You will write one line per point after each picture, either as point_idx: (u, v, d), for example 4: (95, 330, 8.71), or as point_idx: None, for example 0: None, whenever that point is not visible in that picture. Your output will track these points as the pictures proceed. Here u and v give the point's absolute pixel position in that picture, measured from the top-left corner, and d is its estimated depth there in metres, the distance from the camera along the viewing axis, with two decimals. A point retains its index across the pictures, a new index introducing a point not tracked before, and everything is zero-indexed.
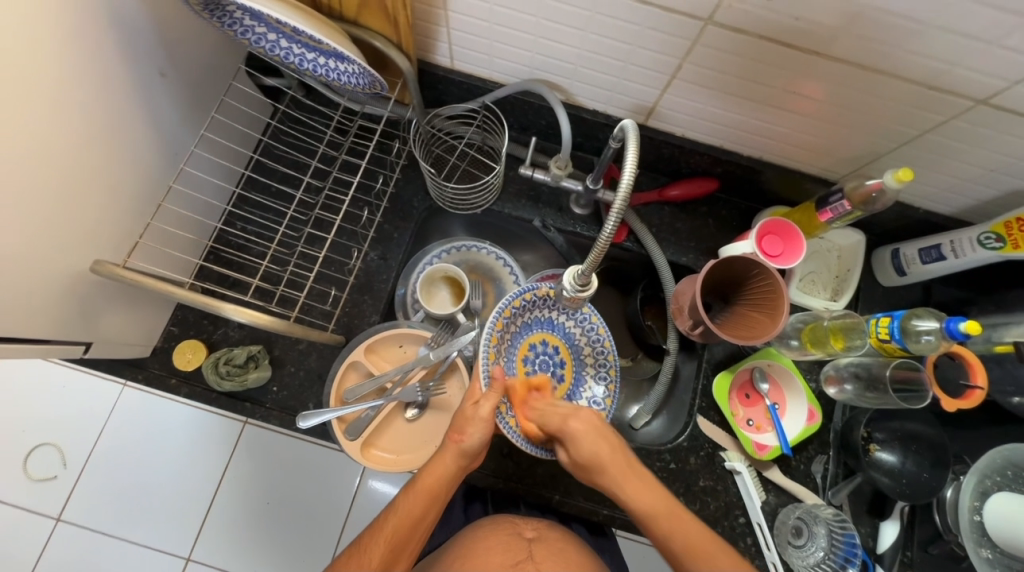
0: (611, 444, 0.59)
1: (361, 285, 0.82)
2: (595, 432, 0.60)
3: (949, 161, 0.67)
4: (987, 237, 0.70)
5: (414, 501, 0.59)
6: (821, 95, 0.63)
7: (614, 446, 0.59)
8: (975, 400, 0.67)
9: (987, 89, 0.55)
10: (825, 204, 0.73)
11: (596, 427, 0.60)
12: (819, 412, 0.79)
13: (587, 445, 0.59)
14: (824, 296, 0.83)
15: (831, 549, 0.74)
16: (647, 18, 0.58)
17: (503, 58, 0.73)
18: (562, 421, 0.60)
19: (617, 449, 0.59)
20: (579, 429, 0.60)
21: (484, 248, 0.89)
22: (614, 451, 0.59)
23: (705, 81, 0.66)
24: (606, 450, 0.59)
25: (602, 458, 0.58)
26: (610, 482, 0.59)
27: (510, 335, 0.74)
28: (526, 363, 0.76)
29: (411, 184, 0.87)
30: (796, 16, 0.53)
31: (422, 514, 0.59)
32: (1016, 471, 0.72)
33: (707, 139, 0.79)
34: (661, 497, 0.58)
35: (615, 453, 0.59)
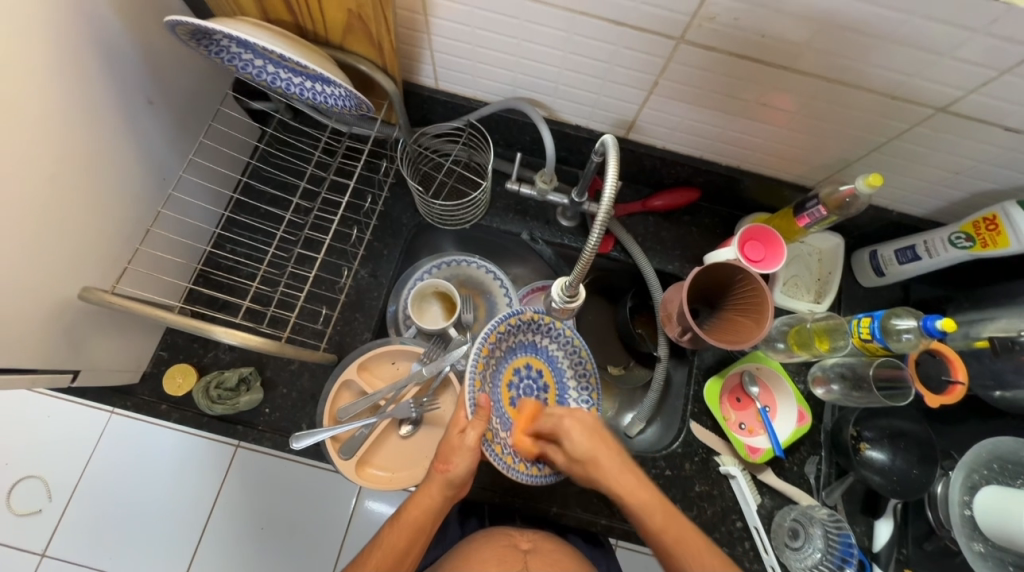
0: (605, 441, 0.60)
1: (352, 303, 0.82)
2: (586, 429, 0.60)
3: (916, 166, 0.70)
4: (958, 237, 0.72)
5: (400, 534, 0.60)
6: (792, 106, 0.65)
7: (606, 446, 0.60)
8: (957, 394, 0.69)
9: (946, 97, 0.58)
10: (802, 210, 0.76)
11: (589, 426, 0.60)
12: (809, 413, 0.81)
13: (581, 444, 0.59)
14: (808, 298, 0.85)
15: (827, 551, 0.73)
16: (622, 38, 0.61)
17: (485, 77, 0.75)
18: (557, 423, 0.61)
19: (607, 446, 0.60)
20: (570, 431, 0.60)
21: (473, 262, 0.90)
22: (607, 448, 0.60)
23: (682, 95, 0.69)
24: (597, 449, 0.60)
25: (593, 458, 0.59)
26: (599, 478, 0.59)
27: (496, 358, 0.71)
28: (510, 388, 0.73)
29: (399, 202, 0.88)
30: (763, 33, 0.56)
31: (406, 547, 0.60)
32: (1002, 464, 0.74)
33: (687, 150, 0.81)
34: (645, 489, 0.58)
35: (609, 452, 0.60)
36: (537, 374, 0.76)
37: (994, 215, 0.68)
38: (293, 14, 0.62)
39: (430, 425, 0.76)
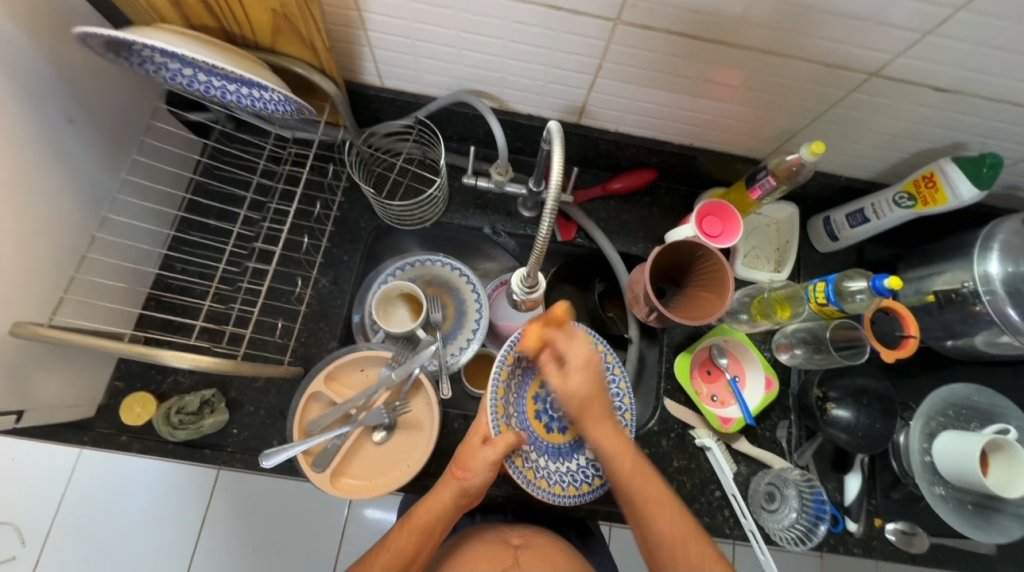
0: (605, 387, 0.57)
1: (315, 312, 0.81)
2: (595, 366, 0.55)
3: (856, 131, 0.72)
4: (902, 197, 0.75)
5: (410, 538, 0.63)
6: (734, 80, 0.66)
7: (602, 389, 0.56)
8: (911, 348, 0.70)
9: (876, 62, 0.59)
10: (754, 181, 0.77)
11: (596, 367, 0.55)
12: (776, 379, 0.82)
13: (587, 384, 0.55)
14: (769, 268, 0.87)
15: (802, 510, 0.77)
16: (560, 22, 0.60)
17: (429, 71, 0.73)
18: (572, 353, 0.54)
19: (605, 395, 0.57)
20: (583, 363, 0.54)
21: (438, 260, 0.88)
22: (605, 396, 0.57)
23: (627, 77, 0.69)
24: (597, 393, 0.56)
25: (593, 403, 0.56)
26: (591, 427, 0.58)
27: (523, 370, 0.69)
28: (537, 402, 0.71)
29: (356, 205, 0.86)
30: (696, 10, 0.56)
31: (413, 551, 0.63)
32: (956, 410, 0.79)
33: (639, 131, 0.82)
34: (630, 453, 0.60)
35: (604, 398, 0.57)
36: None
37: (931, 173, 0.71)
38: (218, 18, 0.60)
39: (405, 430, 0.74)
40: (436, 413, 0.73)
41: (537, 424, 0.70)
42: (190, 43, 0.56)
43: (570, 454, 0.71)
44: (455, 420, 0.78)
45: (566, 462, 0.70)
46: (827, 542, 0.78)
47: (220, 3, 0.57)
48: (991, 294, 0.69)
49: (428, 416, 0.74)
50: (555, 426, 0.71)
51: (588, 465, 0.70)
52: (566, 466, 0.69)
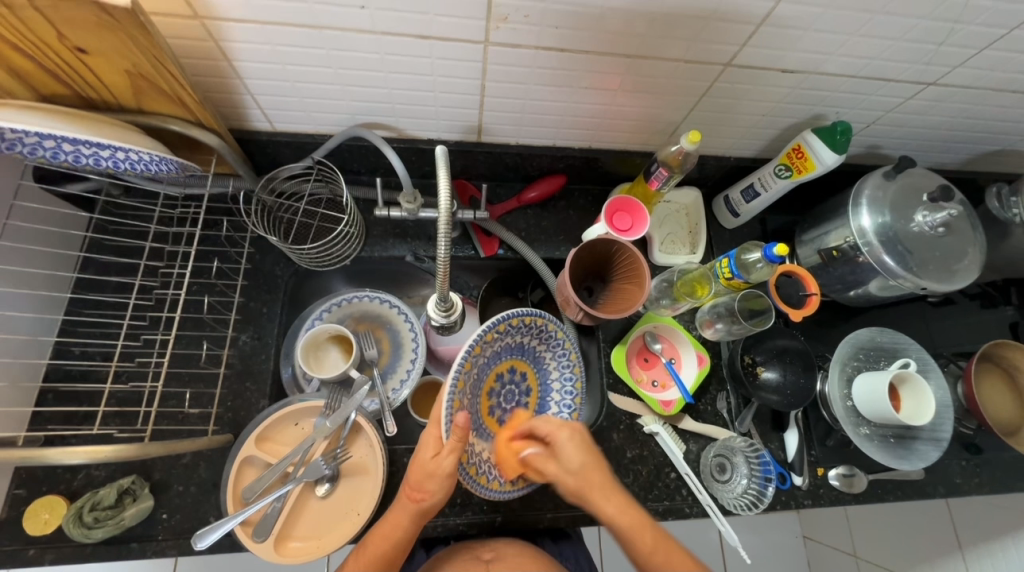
0: (598, 456, 0.60)
1: (239, 372, 0.77)
2: (580, 441, 0.60)
3: (730, 116, 0.77)
4: (780, 169, 0.81)
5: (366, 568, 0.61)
6: (611, 83, 0.70)
7: (594, 453, 0.60)
8: (814, 305, 0.77)
9: (726, 54, 0.64)
10: (650, 175, 0.82)
11: (580, 436, 0.60)
12: (707, 354, 0.86)
13: (576, 453, 0.59)
14: (685, 251, 0.92)
15: (752, 475, 0.82)
16: (433, 50, 0.62)
17: (319, 111, 0.73)
18: (551, 430, 0.60)
19: (597, 461, 0.60)
20: (564, 440, 0.59)
21: (365, 296, 0.87)
22: (598, 464, 0.60)
23: (514, 93, 0.71)
24: (588, 459, 0.59)
25: (587, 473, 0.59)
26: (593, 495, 0.58)
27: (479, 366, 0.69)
28: (493, 395, 0.74)
29: (269, 253, 0.83)
30: (554, 25, 0.59)
31: None
32: (865, 353, 0.87)
33: (540, 141, 0.85)
34: (635, 513, 0.59)
35: (600, 463, 0.60)
36: (521, 378, 0.77)
37: (799, 145, 0.77)
38: (70, 85, 0.57)
39: (350, 477, 0.72)
40: (381, 453, 0.71)
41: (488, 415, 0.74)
42: (49, 119, 0.52)
43: None
44: (404, 455, 0.76)
45: None
46: (779, 500, 0.81)
47: (68, 68, 0.54)
48: (868, 246, 0.75)
49: (372, 458, 0.72)
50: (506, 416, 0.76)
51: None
52: None
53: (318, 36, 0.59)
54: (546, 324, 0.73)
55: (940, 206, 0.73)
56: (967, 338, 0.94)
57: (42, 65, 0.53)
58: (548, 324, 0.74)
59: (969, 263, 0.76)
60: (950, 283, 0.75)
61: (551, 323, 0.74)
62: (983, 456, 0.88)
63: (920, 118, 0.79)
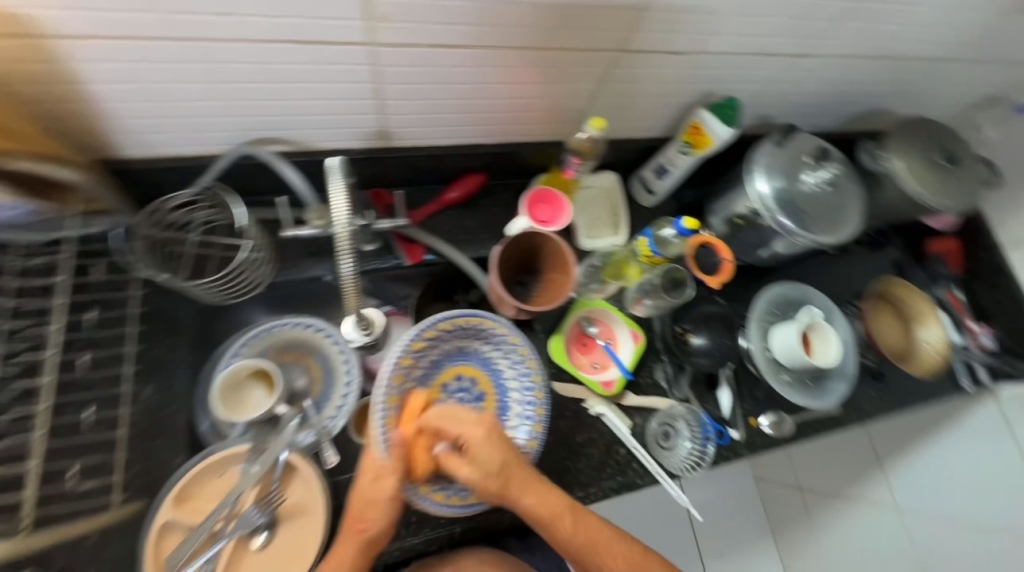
0: (513, 451, 0.63)
1: (146, 430, 0.69)
2: (493, 440, 0.61)
3: (630, 99, 0.79)
4: (684, 147, 0.84)
5: None
6: (509, 77, 0.69)
7: (509, 449, 0.62)
8: (728, 270, 0.85)
9: (614, 40, 0.65)
10: (564, 164, 0.82)
11: (494, 433, 0.62)
12: (641, 331, 0.89)
13: (491, 455, 0.61)
14: (610, 233, 0.94)
15: (694, 437, 0.86)
16: (314, 55, 0.58)
17: (197, 130, 0.66)
18: (461, 431, 0.61)
19: (514, 457, 0.62)
20: (475, 439, 0.61)
21: (287, 323, 0.81)
22: (516, 459, 0.62)
23: (412, 95, 0.68)
24: (506, 459, 0.61)
25: (507, 472, 0.61)
26: (513, 492, 0.62)
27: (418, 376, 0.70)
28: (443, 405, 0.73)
29: (165, 293, 0.75)
30: (439, 22, 0.57)
31: None
32: (778, 307, 0.94)
33: (451, 141, 0.82)
34: (555, 499, 0.63)
35: (516, 461, 0.62)
36: (471, 384, 0.76)
37: (696, 123, 0.81)
38: None
39: (289, 521, 0.67)
40: (321, 490, 0.67)
41: None
42: None
43: None
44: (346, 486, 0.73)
45: None
46: (720, 455, 0.87)
47: None
48: (768, 210, 0.80)
49: (310, 496, 0.68)
50: None
51: None
52: None
53: (176, 49, 0.53)
54: (485, 323, 0.73)
55: (822, 166, 0.82)
56: (863, 281, 1.04)
57: None
58: (485, 323, 0.73)
59: (851, 217, 0.84)
60: (838, 236, 0.82)
61: (495, 322, 0.74)
62: (889, 383, 0.97)
63: (799, 87, 0.85)
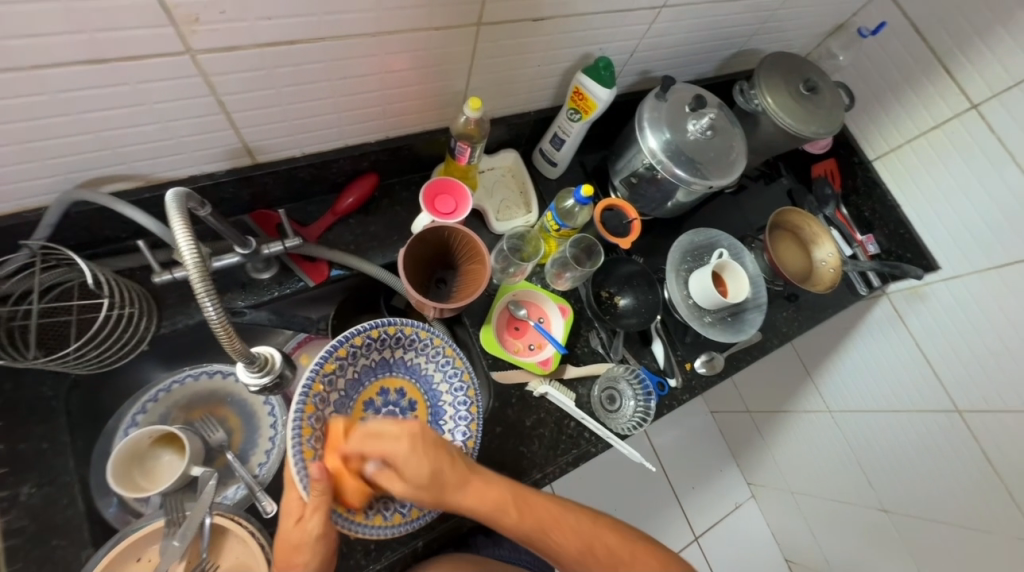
0: (444, 453, 0.58)
1: (37, 534, 0.60)
2: (423, 446, 0.57)
3: (507, 73, 0.77)
4: (572, 114, 0.84)
5: None
6: (371, 69, 0.64)
7: (441, 450, 0.58)
8: (637, 229, 0.87)
9: (471, 14, 0.62)
10: (455, 152, 0.79)
11: (418, 441, 0.57)
12: (568, 304, 0.89)
13: (419, 468, 0.56)
14: (521, 212, 0.93)
15: (636, 394, 0.90)
16: (125, 74, 0.50)
17: (8, 183, 0.56)
18: (383, 447, 0.56)
19: (447, 456, 0.58)
20: (409, 449, 0.56)
21: (186, 376, 0.74)
22: (447, 459, 0.58)
23: (266, 102, 0.62)
24: (436, 466, 0.57)
25: (439, 477, 0.57)
26: (452, 494, 0.58)
27: (338, 395, 0.65)
28: (368, 423, 0.69)
29: (26, 374, 0.64)
30: (265, 18, 0.51)
31: None
32: (692, 254, 0.99)
33: (330, 145, 0.76)
34: (496, 487, 0.60)
35: (448, 459, 0.58)
36: (398, 396, 0.72)
37: (578, 88, 0.81)
38: None
39: None
40: (259, 546, 0.60)
41: None
42: None
43: None
44: None
45: None
46: (664, 405, 0.90)
47: None
48: (661, 163, 0.82)
49: (251, 554, 0.61)
50: None
51: None
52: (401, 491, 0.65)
53: None
54: (401, 329, 0.69)
55: (701, 112, 0.84)
56: (763, 214, 1.11)
57: None
58: (416, 331, 0.69)
59: (738, 153, 0.88)
60: (729, 176, 0.86)
61: (416, 328, 0.70)
62: (799, 302, 1.06)
63: (669, 38, 0.86)
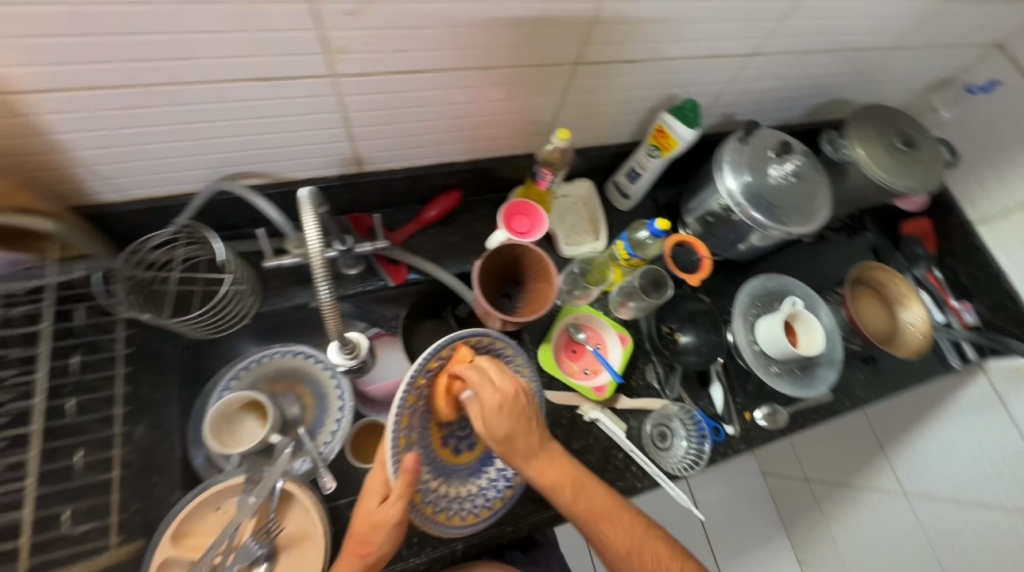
0: (524, 423, 0.63)
1: (142, 470, 0.69)
2: (511, 403, 0.62)
3: (594, 108, 0.82)
4: (651, 150, 0.87)
5: None
6: (474, 97, 0.71)
7: (523, 416, 0.63)
8: (709, 266, 0.85)
9: (570, 55, 0.68)
10: (536, 176, 0.85)
11: (511, 402, 0.63)
12: (628, 333, 0.90)
13: (500, 424, 0.61)
14: (590, 239, 0.96)
15: (689, 435, 0.87)
16: (280, 89, 0.60)
17: (173, 170, 0.67)
18: (478, 389, 0.62)
19: (526, 427, 0.63)
20: (497, 399, 0.62)
21: (276, 352, 0.82)
22: (525, 428, 0.63)
23: (382, 120, 0.70)
24: (512, 430, 0.62)
25: (511, 439, 0.62)
26: (520, 456, 0.63)
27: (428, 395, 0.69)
28: (445, 423, 0.73)
29: (153, 332, 0.76)
30: (397, 50, 0.59)
31: None
32: (762, 299, 0.96)
33: (425, 161, 0.84)
34: (559, 466, 0.64)
35: (524, 430, 0.63)
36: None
37: (660, 126, 0.84)
38: None
39: (290, 549, 0.67)
40: (319, 516, 0.67)
41: (444, 448, 0.72)
42: None
43: (471, 478, 0.72)
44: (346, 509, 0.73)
45: (466, 487, 0.71)
46: (718, 452, 0.87)
47: None
48: (739, 205, 0.82)
49: (311, 522, 0.67)
50: (462, 446, 0.74)
51: (486, 489, 0.71)
52: (467, 494, 0.70)
53: (146, 95, 0.55)
54: (493, 343, 0.71)
55: (785, 158, 0.84)
56: (843, 267, 1.06)
57: None
58: (498, 344, 0.71)
59: (820, 202, 0.86)
60: (810, 224, 0.84)
61: (503, 342, 0.72)
62: (879, 365, 0.99)
63: (757, 84, 0.88)
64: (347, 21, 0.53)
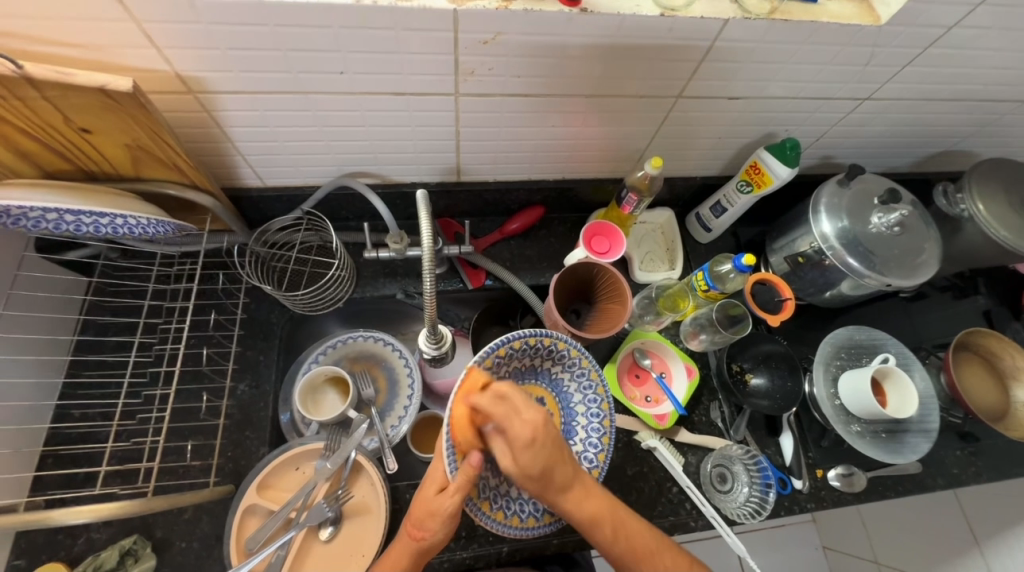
0: (561, 452, 0.55)
1: (238, 422, 0.78)
2: (543, 437, 0.53)
3: (687, 140, 0.84)
4: (742, 185, 0.86)
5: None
6: (576, 121, 0.76)
7: (559, 450, 0.55)
8: (790, 309, 0.81)
9: (675, 88, 0.71)
10: (622, 200, 0.87)
11: (546, 433, 0.54)
12: (695, 366, 0.89)
13: (536, 459, 0.53)
14: (664, 268, 0.96)
15: (752, 482, 0.83)
16: (409, 104, 0.67)
17: (306, 165, 0.78)
18: (513, 425, 0.53)
19: (563, 456, 0.55)
20: (529, 433, 0.52)
21: (360, 336, 0.90)
22: (563, 458, 0.55)
23: (488, 136, 0.77)
24: (551, 461, 0.54)
25: (552, 473, 0.54)
26: (557, 490, 0.56)
27: None
28: None
29: (263, 302, 0.86)
30: (517, 75, 0.65)
31: None
32: (847, 351, 0.91)
33: (516, 176, 0.90)
34: (595, 497, 0.58)
35: (563, 460, 0.55)
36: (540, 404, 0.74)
37: (755, 162, 0.83)
38: (73, 162, 0.62)
39: (354, 518, 0.72)
40: (383, 491, 0.72)
41: None
42: (56, 194, 0.57)
43: None
44: (406, 492, 0.76)
45: (525, 489, 0.70)
46: (782, 505, 0.82)
47: (68, 147, 0.59)
48: (832, 249, 0.80)
49: (374, 496, 0.72)
50: None
51: None
52: (526, 496, 0.69)
53: (303, 101, 0.64)
54: (553, 343, 0.70)
55: (892, 206, 0.79)
56: (945, 330, 0.97)
57: (47, 145, 0.58)
58: (556, 343, 0.70)
59: (927, 257, 0.81)
60: (914, 278, 0.79)
61: (567, 344, 0.71)
62: (980, 443, 0.89)
63: (864, 128, 0.85)
64: (480, 49, 0.59)
